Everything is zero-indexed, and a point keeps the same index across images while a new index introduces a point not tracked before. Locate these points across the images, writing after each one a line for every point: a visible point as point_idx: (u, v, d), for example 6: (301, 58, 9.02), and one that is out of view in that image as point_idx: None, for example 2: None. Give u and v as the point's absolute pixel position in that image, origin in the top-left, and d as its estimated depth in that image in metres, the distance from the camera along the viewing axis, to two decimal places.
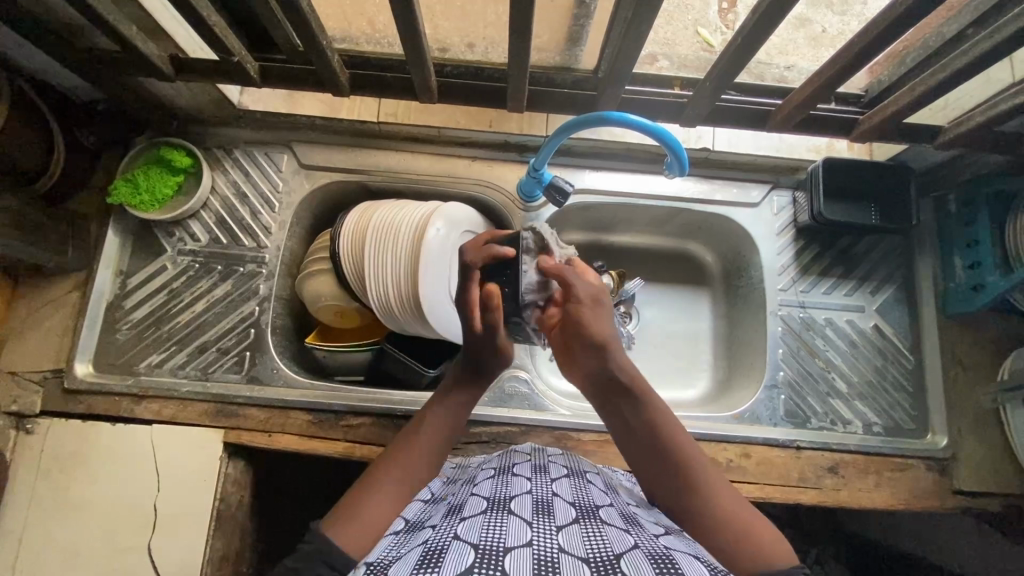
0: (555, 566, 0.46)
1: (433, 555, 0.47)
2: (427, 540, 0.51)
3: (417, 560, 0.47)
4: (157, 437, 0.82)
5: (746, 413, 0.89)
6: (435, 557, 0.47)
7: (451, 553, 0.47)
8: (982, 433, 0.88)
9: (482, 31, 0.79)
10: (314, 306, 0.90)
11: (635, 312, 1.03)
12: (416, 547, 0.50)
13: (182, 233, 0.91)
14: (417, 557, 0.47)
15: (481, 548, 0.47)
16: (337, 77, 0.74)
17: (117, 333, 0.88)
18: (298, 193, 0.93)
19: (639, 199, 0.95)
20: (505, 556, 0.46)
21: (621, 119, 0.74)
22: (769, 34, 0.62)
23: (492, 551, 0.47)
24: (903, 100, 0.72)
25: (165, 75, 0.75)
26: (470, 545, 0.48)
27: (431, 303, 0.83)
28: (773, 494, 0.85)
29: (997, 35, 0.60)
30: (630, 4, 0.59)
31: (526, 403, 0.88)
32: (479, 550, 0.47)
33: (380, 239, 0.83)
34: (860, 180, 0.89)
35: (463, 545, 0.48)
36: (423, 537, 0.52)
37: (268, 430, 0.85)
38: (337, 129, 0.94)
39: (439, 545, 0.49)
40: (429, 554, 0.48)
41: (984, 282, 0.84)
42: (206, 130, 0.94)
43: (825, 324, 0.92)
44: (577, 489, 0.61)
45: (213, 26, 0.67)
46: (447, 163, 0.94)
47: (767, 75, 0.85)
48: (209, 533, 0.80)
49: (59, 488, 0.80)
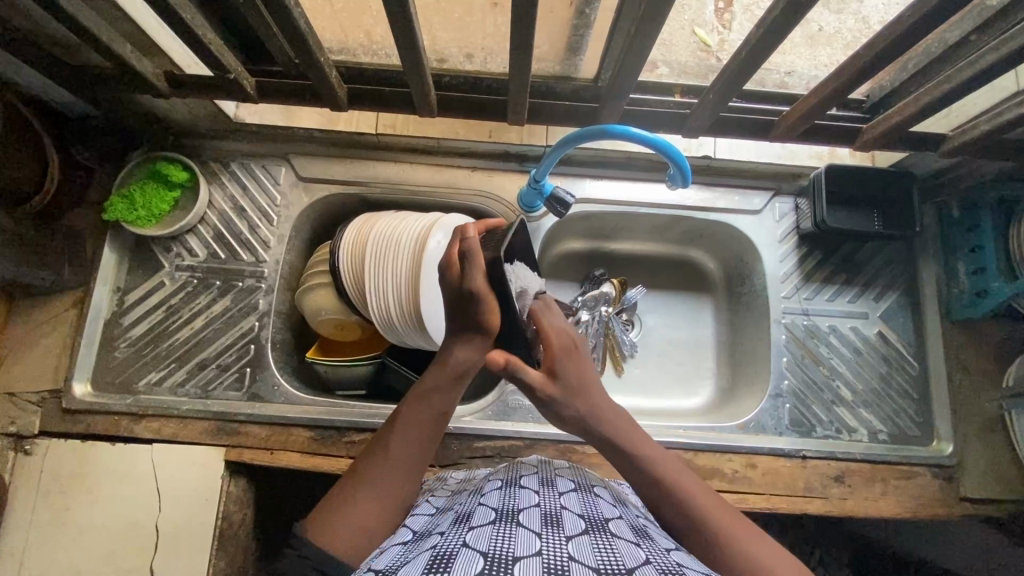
0: None
1: (442, 560, 0.47)
2: (437, 545, 0.50)
3: (426, 565, 0.46)
4: (157, 456, 0.81)
5: (751, 422, 0.88)
6: (444, 561, 0.46)
7: (460, 559, 0.46)
8: (987, 439, 0.88)
9: (481, 43, 0.77)
10: (314, 320, 0.89)
11: (638, 320, 1.03)
12: (425, 551, 0.50)
13: (179, 248, 0.90)
14: (426, 561, 0.47)
15: (490, 556, 0.47)
16: (336, 92, 0.73)
17: (115, 351, 0.87)
18: (297, 207, 0.92)
19: (640, 208, 0.94)
20: (515, 564, 0.46)
21: (622, 132, 0.73)
22: (774, 47, 0.61)
23: (502, 559, 0.46)
24: (908, 110, 0.72)
25: (160, 91, 0.74)
26: (480, 554, 0.47)
27: (432, 315, 0.81)
28: (780, 505, 0.84)
29: (1004, 48, 0.60)
30: (634, 17, 0.58)
31: (530, 416, 0.87)
32: (489, 558, 0.46)
33: (380, 252, 0.82)
34: (864, 186, 0.88)
35: (473, 551, 0.47)
36: (432, 542, 0.51)
37: (269, 448, 0.84)
38: (334, 141, 0.93)
39: (448, 551, 0.48)
40: (438, 559, 0.47)
41: (989, 288, 0.84)
42: (202, 144, 0.93)
43: (829, 331, 0.92)
44: (586, 502, 0.60)
45: (209, 44, 0.66)
46: (447, 174, 0.94)
47: (767, 82, 0.86)
48: (210, 553, 0.79)
49: (59, 509, 0.79)
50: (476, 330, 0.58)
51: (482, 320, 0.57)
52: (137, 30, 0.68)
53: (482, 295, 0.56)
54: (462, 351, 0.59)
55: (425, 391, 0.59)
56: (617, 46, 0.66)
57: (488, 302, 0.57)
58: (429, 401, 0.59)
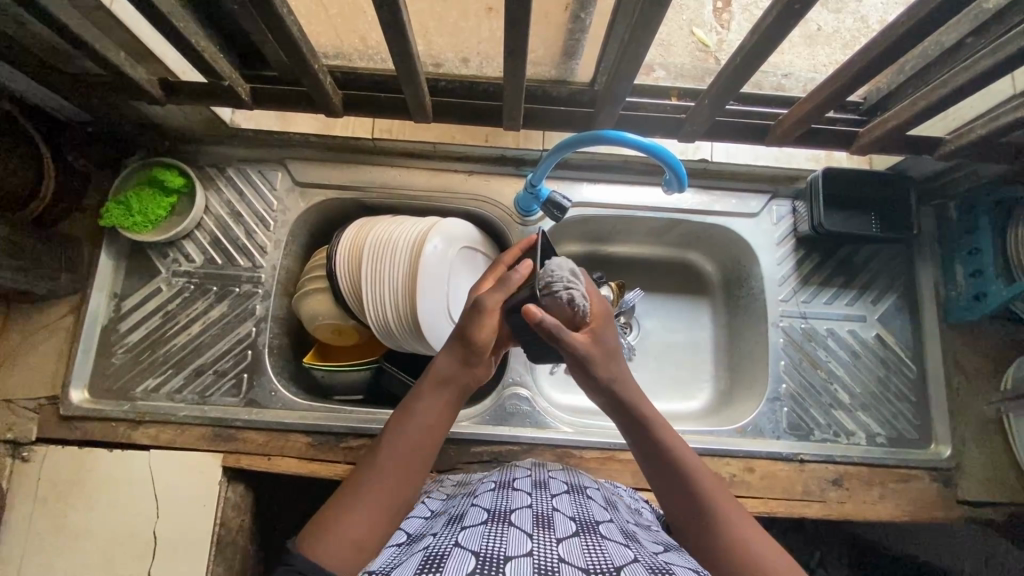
0: (555, 574, 0.45)
1: (434, 560, 0.46)
2: (428, 546, 0.50)
3: (417, 565, 0.46)
4: (155, 462, 0.81)
5: (749, 426, 0.88)
6: (436, 561, 0.46)
7: (452, 559, 0.46)
8: (985, 441, 0.88)
9: (476, 47, 0.77)
10: (311, 325, 0.89)
11: (636, 323, 1.03)
12: (417, 553, 0.49)
13: (176, 254, 0.90)
14: (418, 561, 0.47)
15: (481, 556, 0.47)
16: (329, 97, 0.73)
17: (112, 358, 0.87)
18: (293, 212, 0.92)
19: (636, 211, 0.94)
20: (506, 564, 0.46)
21: (617, 138, 0.73)
22: (772, 51, 0.61)
23: (493, 559, 0.46)
24: (905, 114, 0.71)
25: (155, 98, 0.74)
26: (471, 554, 0.47)
27: (429, 323, 0.81)
28: (779, 509, 0.84)
29: (1000, 54, 0.60)
30: (628, 24, 0.58)
31: (526, 421, 0.87)
32: (480, 558, 0.46)
33: (376, 258, 0.81)
34: (860, 189, 0.88)
35: (465, 552, 0.47)
36: (424, 543, 0.51)
37: (267, 453, 0.84)
38: (331, 146, 0.93)
39: (440, 551, 0.48)
40: (430, 559, 0.47)
41: (986, 291, 0.84)
42: (198, 148, 0.92)
43: (826, 334, 0.92)
44: (577, 503, 0.60)
45: (202, 51, 0.66)
46: (445, 178, 0.93)
47: (765, 84, 0.84)
48: (208, 559, 0.79)
49: (57, 516, 0.80)
50: (463, 339, 0.63)
51: (474, 334, 0.62)
52: (132, 38, 0.68)
53: (492, 313, 0.62)
54: (447, 359, 0.64)
55: (411, 403, 0.61)
56: (613, 52, 0.66)
57: (492, 318, 0.63)
58: (420, 414, 0.60)
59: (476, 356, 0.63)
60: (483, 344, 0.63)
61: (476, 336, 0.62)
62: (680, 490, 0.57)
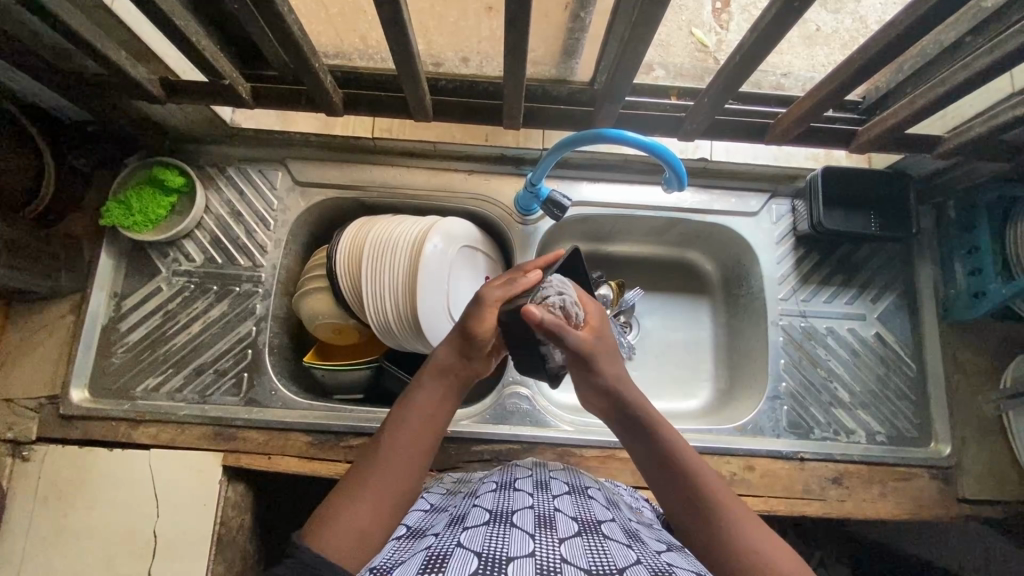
0: None
1: (437, 560, 0.46)
2: (431, 546, 0.50)
3: (420, 565, 0.46)
4: (155, 462, 0.81)
5: (749, 425, 0.88)
6: (439, 561, 0.46)
7: (455, 560, 0.46)
8: (985, 440, 0.88)
9: (476, 46, 0.77)
10: (312, 324, 0.89)
11: (636, 322, 1.03)
12: (419, 552, 0.49)
13: (176, 253, 0.90)
14: (420, 561, 0.47)
15: (484, 556, 0.47)
16: (329, 97, 0.73)
17: (112, 357, 0.87)
18: (293, 212, 0.92)
19: (637, 211, 0.94)
20: (508, 565, 0.46)
21: (617, 136, 0.73)
22: (771, 49, 0.61)
23: (495, 560, 0.46)
24: (903, 113, 0.72)
25: (156, 98, 0.74)
26: (474, 554, 0.47)
27: (430, 321, 0.81)
28: (778, 507, 0.84)
29: (998, 52, 0.60)
30: (628, 23, 0.58)
31: (526, 420, 0.87)
32: (483, 558, 0.46)
33: (376, 257, 0.82)
34: (860, 188, 0.88)
35: (467, 552, 0.47)
36: (426, 543, 0.51)
37: (267, 452, 0.84)
38: (331, 145, 0.93)
39: (443, 550, 0.48)
40: (432, 559, 0.47)
41: (986, 289, 0.84)
42: (199, 148, 0.93)
43: (826, 333, 0.92)
44: (579, 504, 0.60)
45: (204, 51, 0.66)
46: (445, 178, 0.94)
47: (765, 83, 0.86)
48: (208, 558, 0.79)
49: (57, 515, 0.80)
50: (462, 333, 0.63)
51: (473, 326, 0.62)
52: (132, 38, 0.69)
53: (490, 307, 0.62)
54: (446, 353, 0.64)
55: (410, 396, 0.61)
56: (612, 51, 0.66)
57: (492, 311, 0.62)
58: (419, 405, 0.60)
59: (476, 352, 0.63)
60: (483, 338, 0.62)
61: (475, 327, 0.62)
62: (680, 491, 0.56)
